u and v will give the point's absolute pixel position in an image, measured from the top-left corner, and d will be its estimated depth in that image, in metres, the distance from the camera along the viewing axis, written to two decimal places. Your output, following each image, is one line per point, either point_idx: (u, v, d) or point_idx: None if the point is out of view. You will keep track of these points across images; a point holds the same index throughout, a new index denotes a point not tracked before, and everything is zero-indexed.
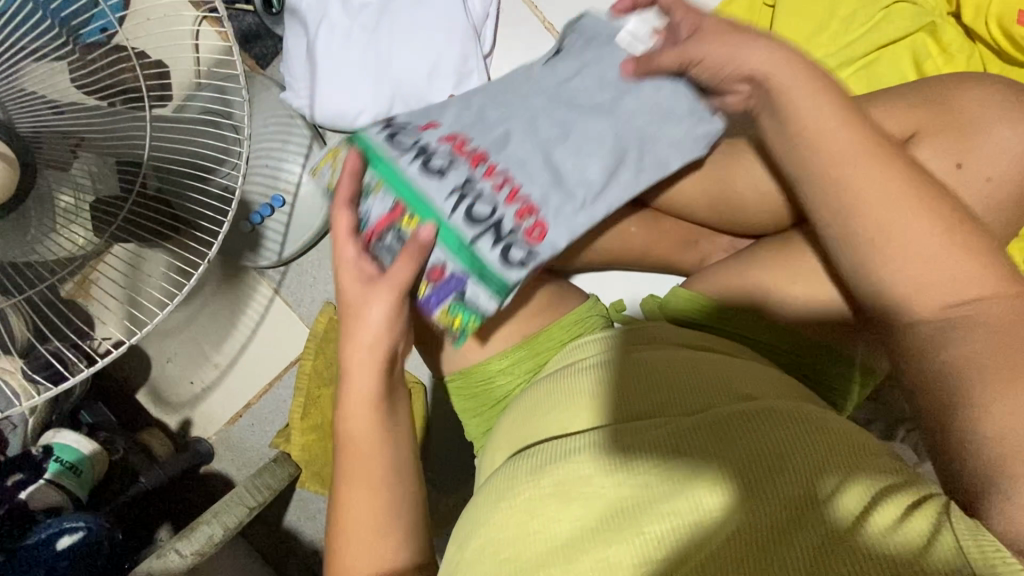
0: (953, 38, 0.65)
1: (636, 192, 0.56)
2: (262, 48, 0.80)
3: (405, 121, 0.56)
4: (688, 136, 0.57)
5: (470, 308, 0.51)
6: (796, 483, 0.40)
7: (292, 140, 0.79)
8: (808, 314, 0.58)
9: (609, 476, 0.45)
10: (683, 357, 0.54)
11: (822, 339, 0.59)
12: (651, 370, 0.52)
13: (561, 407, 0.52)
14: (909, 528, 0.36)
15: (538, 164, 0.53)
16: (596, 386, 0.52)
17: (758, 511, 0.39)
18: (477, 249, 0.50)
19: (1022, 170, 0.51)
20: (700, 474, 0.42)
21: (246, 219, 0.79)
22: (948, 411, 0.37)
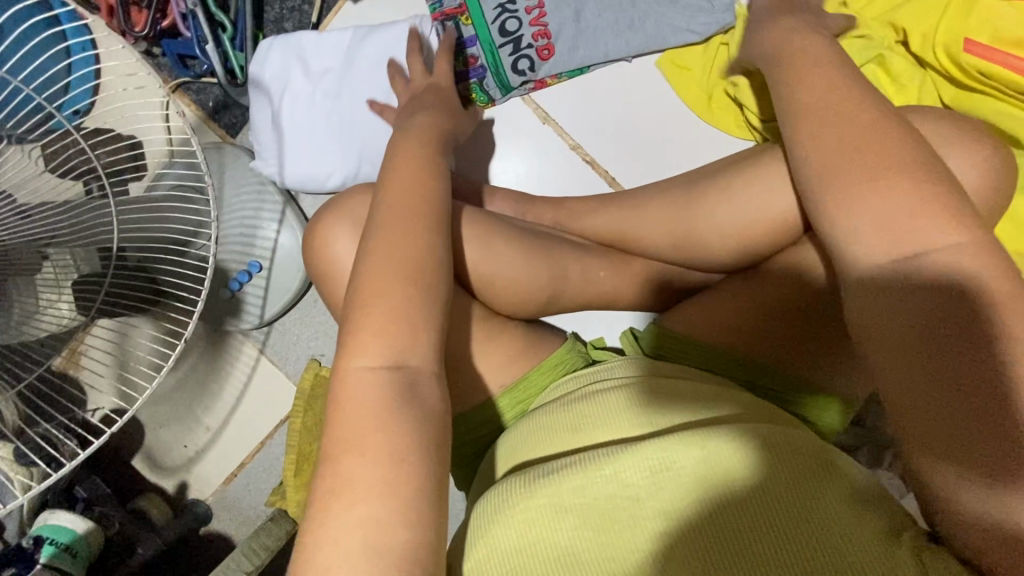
0: (902, 68, 0.67)
1: (628, 46, 0.72)
2: (231, 117, 0.81)
3: None
4: (691, 22, 0.71)
5: (483, 90, 0.74)
6: (778, 502, 0.42)
7: (266, 207, 0.79)
8: (779, 347, 0.61)
9: (609, 488, 0.46)
10: (679, 385, 0.56)
11: (796, 373, 0.61)
12: (651, 395, 0.55)
13: (561, 434, 0.54)
14: (882, 544, 0.39)
15: (567, 3, 0.71)
16: (598, 411, 0.54)
17: (752, 529, 0.41)
18: (499, 53, 0.72)
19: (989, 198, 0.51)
20: (702, 486, 0.44)
21: (225, 287, 0.80)
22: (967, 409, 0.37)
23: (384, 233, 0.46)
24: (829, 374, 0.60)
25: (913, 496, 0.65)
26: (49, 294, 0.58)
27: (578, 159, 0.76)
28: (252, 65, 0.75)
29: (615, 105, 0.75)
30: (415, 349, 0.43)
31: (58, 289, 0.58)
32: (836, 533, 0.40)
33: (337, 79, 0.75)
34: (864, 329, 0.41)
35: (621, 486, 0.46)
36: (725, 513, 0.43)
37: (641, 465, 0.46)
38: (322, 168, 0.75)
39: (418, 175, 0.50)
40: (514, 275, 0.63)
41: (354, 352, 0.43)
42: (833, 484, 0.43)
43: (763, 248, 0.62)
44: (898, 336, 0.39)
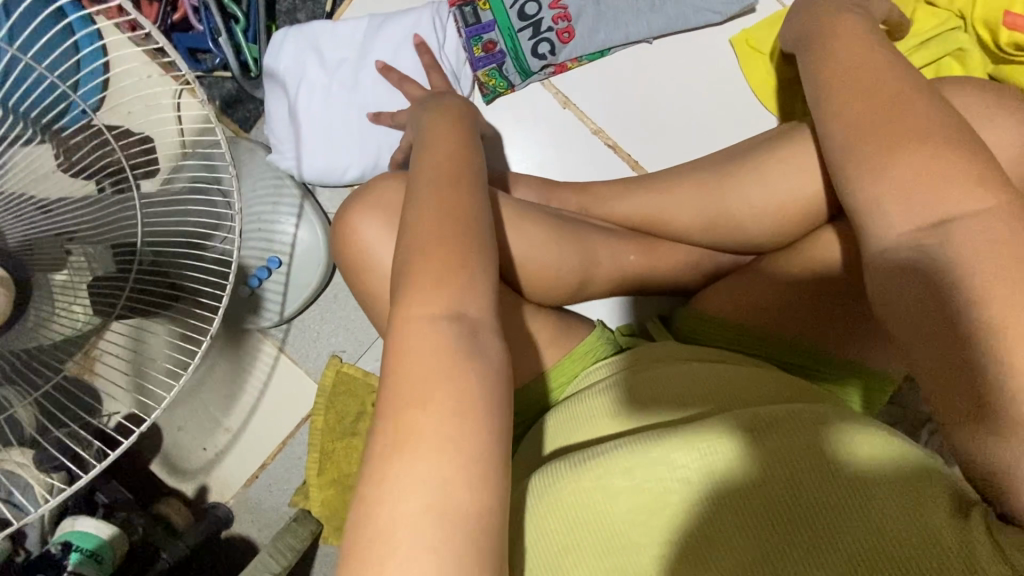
0: (931, 26, 0.63)
1: (648, 27, 0.71)
2: (244, 112, 0.80)
3: None
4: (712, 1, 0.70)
5: (502, 76, 0.73)
6: (822, 481, 0.40)
7: (284, 201, 0.78)
8: (822, 326, 0.59)
9: (652, 473, 0.43)
10: (710, 368, 0.55)
11: (839, 353, 0.59)
12: (680, 380, 0.54)
13: (597, 421, 0.53)
14: (936, 520, 0.37)
15: None
16: (628, 400, 0.54)
17: (809, 508, 0.40)
18: (518, 37, 0.71)
19: None
20: (748, 466, 0.42)
21: (244, 284, 0.79)
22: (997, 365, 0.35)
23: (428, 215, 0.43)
24: (874, 353, 0.59)
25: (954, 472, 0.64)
26: (64, 298, 0.55)
27: (600, 144, 0.75)
28: (267, 55, 0.73)
29: (637, 87, 0.74)
30: (463, 305, 0.41)
31: (74, 292, 0.56)
32: (898, 506, 0.38)
33: (354, 67, 0.74)
34: (891, 306, 0.41)
35: (663, 472, 0.43)
36: (778, 493, 0.41)
37: (681, 446, 0.44)
38: (342, 159, 0.74)
39: (456, 161, 0.49)
40: (544, 261, 0.62)
41: (397, 341, 0.40)
42: (886, 455, 0.41)
43: (797, 226, 0.61)
44: (924, 309, 0.38)
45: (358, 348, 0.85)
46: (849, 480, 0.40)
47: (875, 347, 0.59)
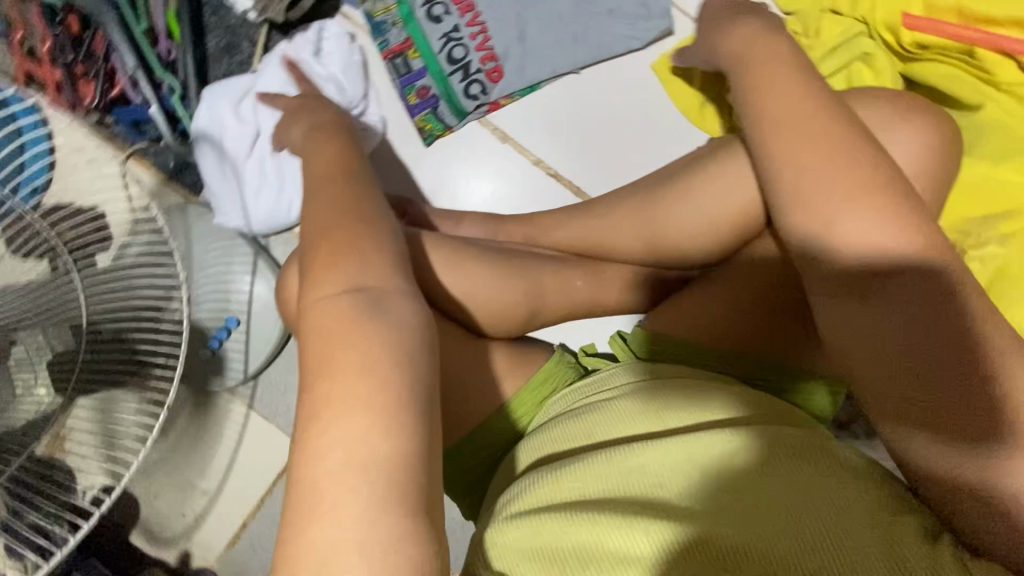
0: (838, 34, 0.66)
1: (574, 59, 0.73)
2: (192, 176, 0.80)
3: None
4: (630, 30, 0.73)
5: (439, 119, 0.75)
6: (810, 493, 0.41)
7: (237, 259, 0.79)
8: (768, 335, 0.60)
9: (650, 487, 0.43)
10: (700, 385, 0.55)
11: (790, 359, 0.60)
12: (673, 397, 0.53)
13: (576, 437, 0.52)
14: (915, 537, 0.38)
15: (509, 22, 0.73)
16: (621, 418, 0.52)
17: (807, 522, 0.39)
18: (450, 80, 0.73)
19: (953, 159, 0.51)
20: (739, 476, 0.42)
21: (205, 346, 0.80)
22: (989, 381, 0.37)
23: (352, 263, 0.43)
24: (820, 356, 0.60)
25: None
26: (24, 375, 0.59)
27: (542, 174, 0.77)
28: (197, 116, 0.74)
29: (570, 116, 0.76)
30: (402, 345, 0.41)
31: (32, 368, 0.59)
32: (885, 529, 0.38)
33: (267, 114, 0.73)
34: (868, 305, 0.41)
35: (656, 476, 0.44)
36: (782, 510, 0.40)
37: (679, 459, 0.44)
38: (279, 204, 0.75)
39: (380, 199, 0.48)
40: (492, 297, 0.64)
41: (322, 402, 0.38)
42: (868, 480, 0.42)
43: (734, 237, 0.62)
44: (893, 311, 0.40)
45: None
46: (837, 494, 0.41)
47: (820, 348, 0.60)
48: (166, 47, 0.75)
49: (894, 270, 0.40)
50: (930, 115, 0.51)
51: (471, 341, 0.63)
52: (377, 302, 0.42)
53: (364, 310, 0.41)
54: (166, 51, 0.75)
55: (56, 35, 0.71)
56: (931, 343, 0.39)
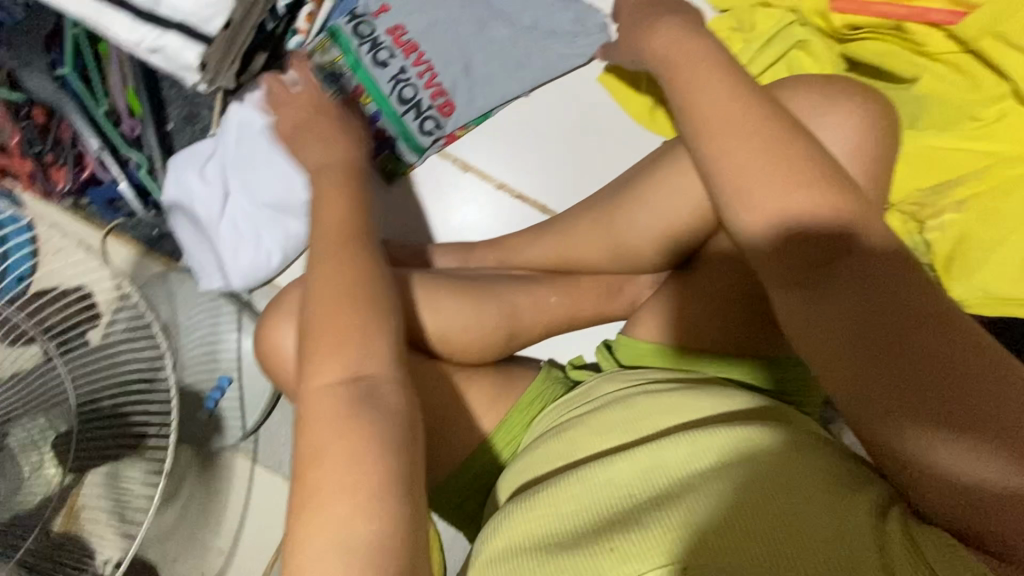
0: (768, 26, 0.67)
1: (523, 85, 0.75)
2: (171, 244, 0.83)
3: (363, 9, 0.75)
4: (572, 48, 0.74)
5: (399, 158, 0.77)
6: (769, 483, 0.39)
7: (222, 319, 0.81)
8: (745, 330, 0.60)
9: (602, 495, 0.43)
10: (679, 393, 0.54)
11: (774, 354, 0.60)
12: (651, 409, 0.52)
13: (554, 457, 0.53)
14: (874, 523, 0.36)
15: (454, 58, 0.75)
16: (598, 431, 0.52)
17: (750, 507, 0.38)
18: (404, 121, 0.75)
19: (886, 134, 0.52)
20: (696, 475, 0.42)
21: (201, 408, 0.81)
22: (944, 353, 0.35)
23: (323, 319, 0.45)
24: None
25: None
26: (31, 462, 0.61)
27: (506, 197, 0.78)
28: (166, 188, 0.75)
29: (527, 138, 0.77)
30: (371, 386, 0.43)
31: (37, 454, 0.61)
32: (832, 513, 0.37)
33: (232, 173, 0.76)
34: (824, 287, 0.40)
35: (610, 481, 0.44)
36: (730, 500, 0.39)
37: (636, 467, 0.44)
38: (260, 255, 0.77)
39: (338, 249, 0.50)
40: (468, 326, 0.64)
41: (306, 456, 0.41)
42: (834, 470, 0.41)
43: (691, 238, 0.63)
44: (833, 300, 0.39)
45: None
46: (797, 485, 0.39)
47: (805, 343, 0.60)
48: (130, 126, 0.77)
49: (833, 259, 0.40)
50: (857, 96, 0.52)
51: (452, 371, 0.64)
52: (346, 351, 0.43)
53: (334, 362, 0.43)
54: (130, 130, 0.77)
55: (24, 128, 0.74)
56: (903, 331, 0.36)
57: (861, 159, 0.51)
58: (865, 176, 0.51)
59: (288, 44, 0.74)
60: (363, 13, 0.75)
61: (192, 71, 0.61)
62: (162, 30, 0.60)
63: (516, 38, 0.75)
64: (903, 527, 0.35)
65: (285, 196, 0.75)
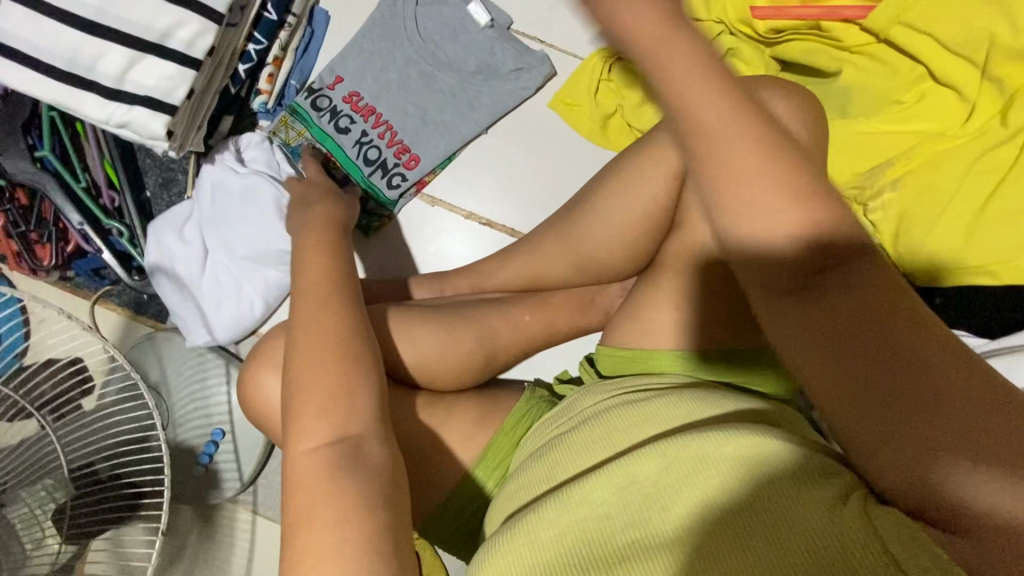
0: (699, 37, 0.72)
1: (479, 126, 0.78)
2: (156, 305, 0.85)
3: (318, 82, 0.79)
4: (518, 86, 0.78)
5: (372, 215, 0.80)
6: (731, 480, 0.40)
7: (210, 372, 0.82)
8: (719, 328, 0.61)
9: (582, 523, 0.43)
10: (653, 400, 0.54)
11: (751, 346, 0.62)
12: (627, 421, 0.53)
13: (541, 484, 0.53)
14: (829, 507, 0.36)
15: (411, 112, 0.79)
16: (580, 449, 0.53)
17: (711, 508, 0.40)
18: (372, 180, 0.78)
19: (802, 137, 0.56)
20: (658, 480, 0.43)
21: (196, 463, 0.82)
22: (909, 366, 0.29)
23: (295, 361, 0.48)
24: None
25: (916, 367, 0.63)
26: (31, 532, 0.62)
27: (475, 225, 0.81)
28: (148, 252, 0.79)
29: (490, 169, 0.81)
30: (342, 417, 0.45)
31: (37, 523, 0.63)
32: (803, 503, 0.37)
33: (209, 230, 0.78)
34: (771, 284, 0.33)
35: (586, 507, 0.44)
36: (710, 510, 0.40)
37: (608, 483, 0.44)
38: (242, 308, 0.79)
39: (303, 297, 0.52)
40: (445, 353, 0.66)
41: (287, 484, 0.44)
42: (798, 455, 0.41)
43: (647, 244, 0.66)
44: (820, 302, 0.31)
45: None
46: (759, 475, 0.40)
47: None
48: (109, 197, 0.80)
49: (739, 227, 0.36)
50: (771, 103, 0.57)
51: (436, 397, 0.66)
52: (318, 403, 0.46)
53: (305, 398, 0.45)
54: (109, 201, 0.80)
55: (7, 210, 0.76)
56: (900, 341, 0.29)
57: None
58: None
59: (253, 104, 0.79)
60: (319, 88, 0.78)
61: (159, 140, 0.65)
62: (129, 106, 0.63)
63: (464, 84, 0.78)
64: (858, 511, 0.34)
65: (262, 246, 0.77)
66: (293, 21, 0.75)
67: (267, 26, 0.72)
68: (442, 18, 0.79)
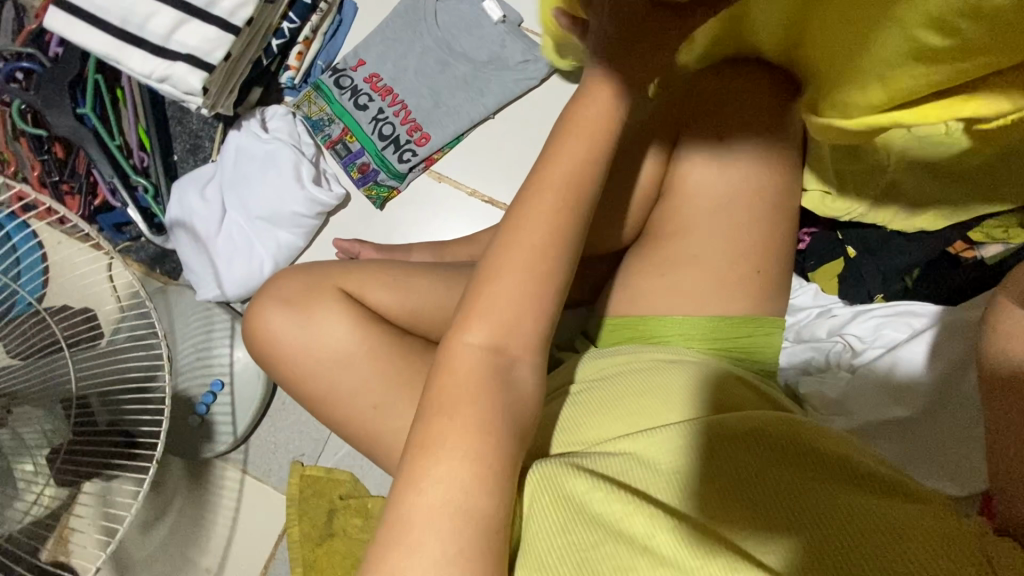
0: None
1: (486, 111, 0.85)
2: (172, 263, 0.90)
3: (343, 64, 0.86)
4: (523, 75, 0.85)
5: (382, 186, 0.86)
6: (790, 489, 0.44)
7: (216, 328, 0.85)
8: (708, 293, 0.63)
9: (640, 490, 0.45)
10: (678, 371, 0.55)
11: (748, 312, 0.63)
12: (654, 386, 0.54)
13: (549, 442, 0.53)
14: (902, 522, 0.41)
15: (425, 94, 0.85)
16: (597, 409, 0.53)
17: (772, 509, 0.43)
18: (384, 154, 0.85)
19: (767, 121, 0.63)
20: (712, 480, 0.45)
21: (193, 413, 0.84)
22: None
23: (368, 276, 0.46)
24: (767, 303, 0.64)
25: (884, 334, 0.67)
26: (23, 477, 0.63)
27: (477, 202, 0.86)
28: (170, 207, 0.84)
29: (495, 151, 0.86)
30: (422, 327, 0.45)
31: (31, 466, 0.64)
32: (870, 506, 0.43)
33: (232, 193, 0.84)
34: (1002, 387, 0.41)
35: (638, 482, 0.46)
36: (778, 504, 0.43)
37: (654, 468, 0.47)
38: (253, 266, 0.83)
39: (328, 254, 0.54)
40: None
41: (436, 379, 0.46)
42: (837, 468, 0.46)
43: None
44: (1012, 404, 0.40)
45: (315, 450, 0.87)
46: (814, 488, 0.44)
47: (762, 298, 0.64)
48: (139, 158, 0.86)
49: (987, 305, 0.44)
50: (745, 87, 0.64)
51: None
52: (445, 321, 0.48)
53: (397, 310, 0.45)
54: (139, 161, 0.86)
55: (45, 162, 0.84)
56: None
57: (741, 143, 0.63)
58: (747, 157, 0.63)
59: (281, 78, 0.86)
60: (343, 69, 0.86)
61: (196, 96, 0.72)
62: (171, 62, 0.70)
63: (475, 72, 0.85)
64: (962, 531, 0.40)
65: (280, 207, 0.83)
66: (324, 7, 0.84)
67: (302, 7, 0.80)
68: (458, 13, 0.86)
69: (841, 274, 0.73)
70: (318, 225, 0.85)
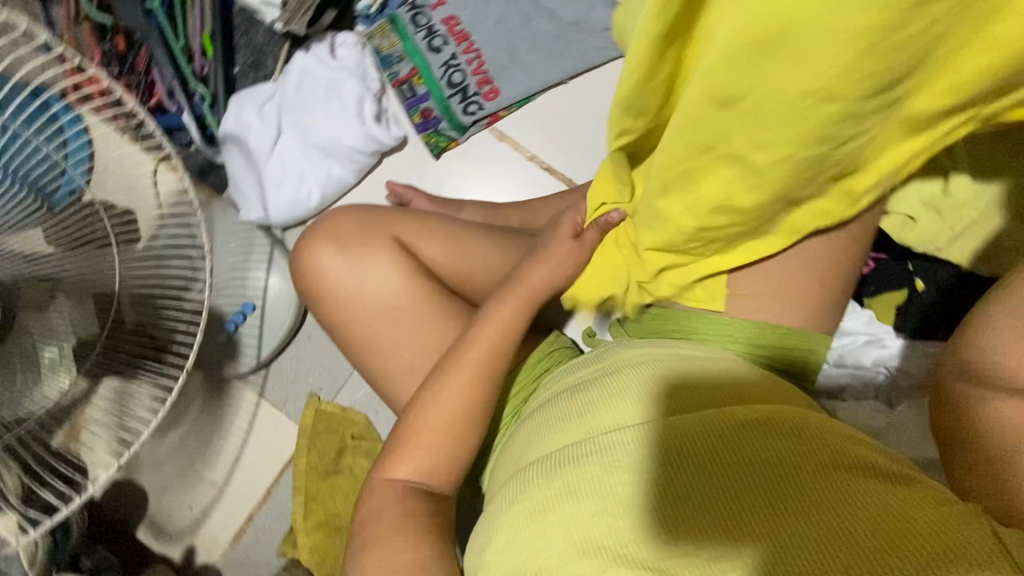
0: None
1: (562, 75, 0.81)
2: (217, 176, 0.87)
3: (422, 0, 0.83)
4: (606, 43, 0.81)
5: (442, 134, 0.83)
6: (786, 492, 0.43)
7: (254, 251, 0.84)
8: (769, 302, 0.61)
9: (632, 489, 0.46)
10: (682, 358, 0.54)
11: (802, 326, 0.62)
12: (655, 371, 0.53)
13: (555, 425, 0.53)
14: (906, 515, 0.40)
15: (502, 46, 0.82)
16: (598, 395, 0.53)
17: (768, 512, 0.43)
18: (450, 102, 0.82)
19: None
20: (704, 480, 0.45)
21: (221, 329, 0.84)
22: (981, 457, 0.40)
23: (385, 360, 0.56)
24: (822, 322, 0.63)
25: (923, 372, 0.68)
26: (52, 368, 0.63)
27: (535, 168, 0.83)
28: (224, 120, 0.82)
29: (563, 119, 0.83)
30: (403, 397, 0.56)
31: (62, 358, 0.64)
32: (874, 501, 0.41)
33: (289, 115, 0.82)
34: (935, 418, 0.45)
35: (634, 476, 0.47)
36: (777, 507, 0.43)
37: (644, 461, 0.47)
38: (299, 193, 0.82)
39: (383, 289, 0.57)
40: None
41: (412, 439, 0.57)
42: (838, 465, 0.45)
43: None
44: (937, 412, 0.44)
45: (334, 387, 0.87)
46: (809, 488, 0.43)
47: (819, 316, 0.62)
48: (201, 64, 0.84)
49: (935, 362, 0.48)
50: None
51: None
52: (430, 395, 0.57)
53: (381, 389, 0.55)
54: (200, 68, 0.84)
55: (104, 50, 0.81)
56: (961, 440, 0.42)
57: None
58: None
59: (358, 5, 0.84)
60: (421, 5, 0.82)
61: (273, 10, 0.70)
62: None
63: (557, 32, 0.81)
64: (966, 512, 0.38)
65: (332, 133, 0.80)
66: None
67: None
68: None
69: (902, 305, 0.70)
70: (371, 163, 0.84)
